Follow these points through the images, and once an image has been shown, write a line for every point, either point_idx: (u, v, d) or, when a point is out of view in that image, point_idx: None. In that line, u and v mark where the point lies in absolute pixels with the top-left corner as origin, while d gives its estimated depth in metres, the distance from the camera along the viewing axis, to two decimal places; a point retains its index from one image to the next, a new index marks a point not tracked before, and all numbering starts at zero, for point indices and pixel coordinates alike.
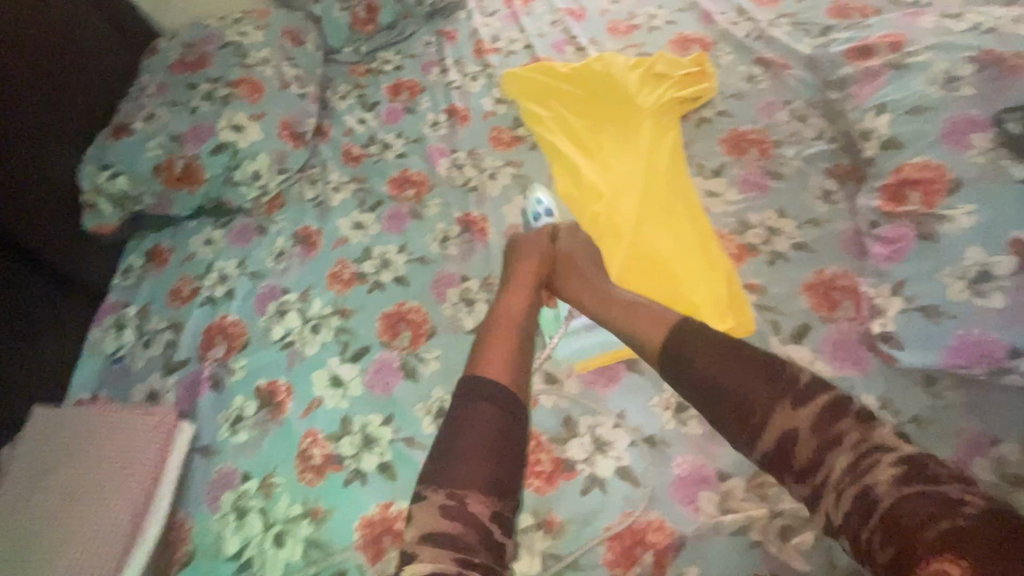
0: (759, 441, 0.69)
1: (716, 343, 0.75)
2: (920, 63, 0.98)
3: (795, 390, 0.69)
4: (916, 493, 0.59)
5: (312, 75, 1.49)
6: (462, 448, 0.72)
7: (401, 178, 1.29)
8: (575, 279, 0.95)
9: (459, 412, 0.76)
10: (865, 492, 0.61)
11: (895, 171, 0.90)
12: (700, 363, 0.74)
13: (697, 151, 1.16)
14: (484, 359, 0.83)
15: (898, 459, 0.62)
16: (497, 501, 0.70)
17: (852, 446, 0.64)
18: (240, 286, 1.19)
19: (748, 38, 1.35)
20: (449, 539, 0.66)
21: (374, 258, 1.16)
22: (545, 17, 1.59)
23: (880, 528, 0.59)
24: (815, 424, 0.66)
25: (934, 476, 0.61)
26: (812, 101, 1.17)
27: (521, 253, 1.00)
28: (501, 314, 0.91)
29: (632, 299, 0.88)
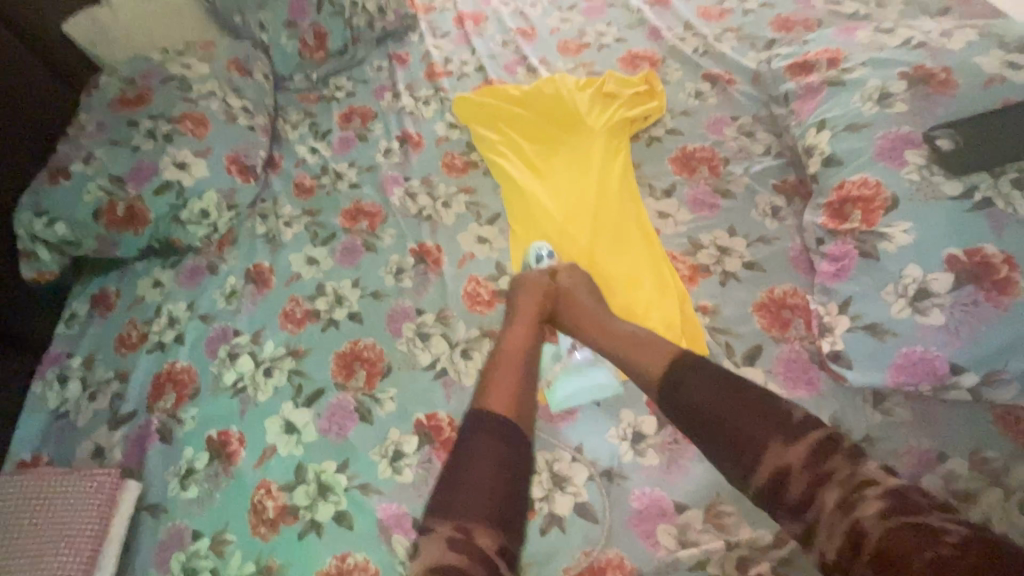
0: (755, 471, 0.70)
1: (715, 379, 0.76)
2: (855, 79, 0.99)
3: (787, 426, 0.71)
4: (905, 526, 0.61)
5: (260, 105, 1.46)
6: (471, 482, 0.73)
7: (354, 210, 1.26)
8: (574, 311, 0.94)
9: (467, 447, 0.76)
10: (856, 528, 0.63)
11: (837, 188, 0.91)
12: (702, 396, 0.75)
13: (647, 172, 1.17)
14: (491, 395, 0.83)
15: (886, 492, 0.64)
16: (501, 536, 0.71)
17: (842, 482, 0.66)
18: (188, 330, 1.15)
19: (695, 54, 1.36)
20: (454, 571, 0.66)
21: (328, 295, 1.13)
22: (497, 38, 1.58)
23: (874, 564, 0.60)
24: (807, 460, 0.68)
25: (915, 508, 0.63)
26: (757, 117, 1.19)
27: (525, 283, 0.98)
28: (506, 347, 0.90)
29: (633, 332, 0.88)
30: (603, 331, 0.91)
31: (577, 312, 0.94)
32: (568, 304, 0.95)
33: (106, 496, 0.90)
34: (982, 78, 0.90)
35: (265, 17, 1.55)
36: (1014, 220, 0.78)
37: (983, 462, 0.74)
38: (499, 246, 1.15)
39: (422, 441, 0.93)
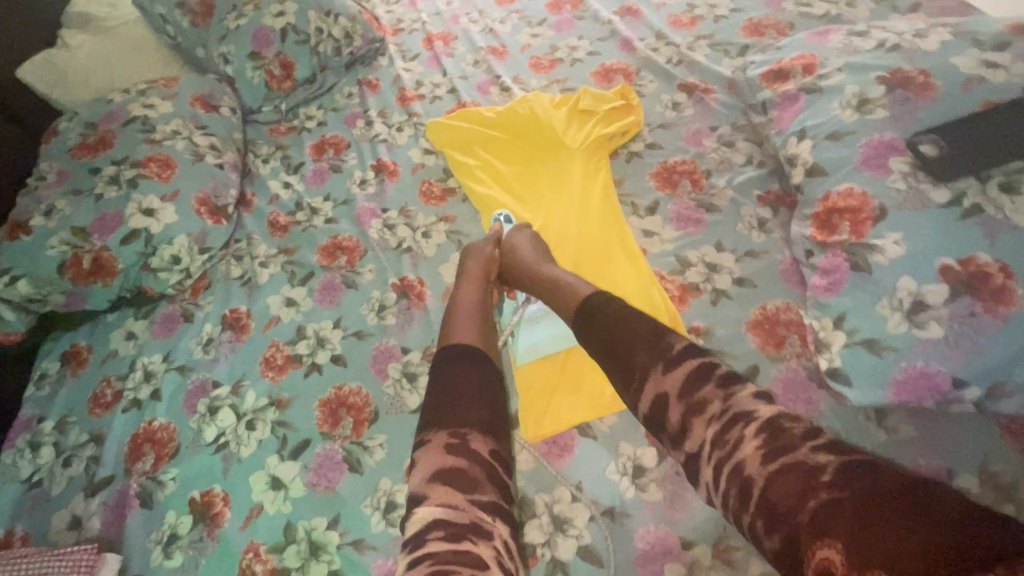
0: (641, 396, 0.73)
1: (607, 318, 0.80)
2: (833, 86, 0.97)
3: (667, 355, 0.73)
4: (782, 467, 0.61)
5: (229, 140, 1.42)
6: (456, 396, 0.74)
7: (332, 245, 1.22)
8: (520, 266, 1.00)
9: (442, 373, 0.78)
10: (740, 474, 0.64)
11: (822, 200, 0.89)
12: (598, 332, 0.80)
13: (629, 189, 1.14)
14: (451, 331, 0.85)
15: (760, 429, 0.65)
16: (494, 441, 0.72)
17: (716, 417, 0.68)
18: (165, 383, 1.10)
19: (669, 64, 1.34)
20: (456, 476, 0.67)
21: (309, 337, 1.09)
22: (468, 57, 1.56)
23: (762, 514, 0.61)
24: (682, 388, 0.71)
25: (790, 444, 0.63)
26: (737, 126, 1.17)
27: (472, 249, 1.04)
28: (458, 299, 0.93)
29: (557, 276, 0.93)
30: (539, 280, 0.95)
31: (519, 268, 0.99)
32: (514, 264, 1.01)
33: (83, 572, 0.85)
34: (960, 78, 0.88)
35: (228, 49, 1.52)
36: (1006, 226, 0.76)
37: (993, 475, 0.71)
38: None
39: None
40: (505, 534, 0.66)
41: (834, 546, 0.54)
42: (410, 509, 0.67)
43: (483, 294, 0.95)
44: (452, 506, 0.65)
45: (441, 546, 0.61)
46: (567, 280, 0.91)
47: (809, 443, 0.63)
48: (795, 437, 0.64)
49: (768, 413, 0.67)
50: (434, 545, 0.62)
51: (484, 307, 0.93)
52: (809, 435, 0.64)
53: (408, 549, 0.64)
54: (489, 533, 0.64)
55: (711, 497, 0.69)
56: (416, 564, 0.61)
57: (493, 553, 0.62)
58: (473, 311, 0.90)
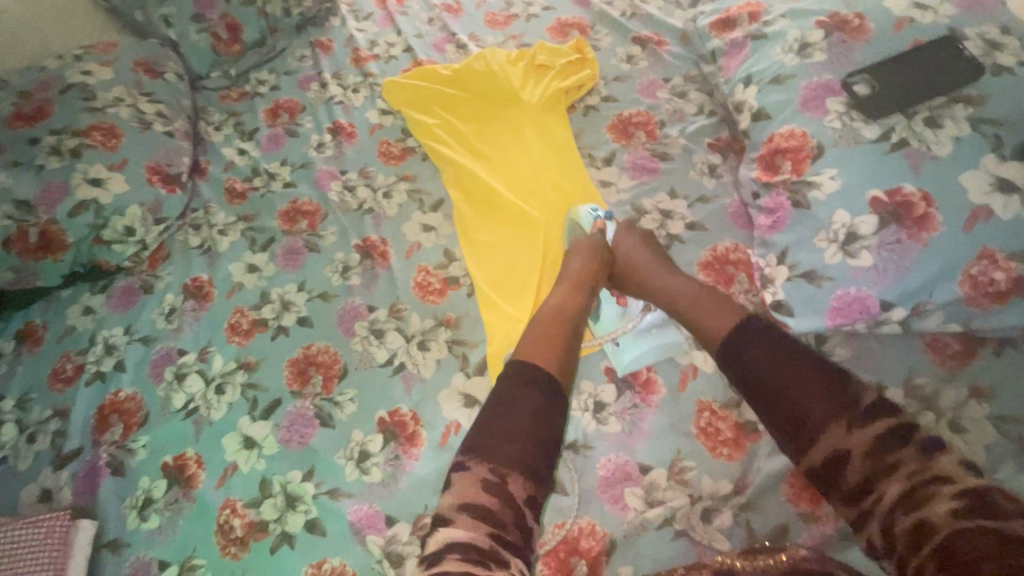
0: (811, 446, 0.70)
1: (783, 355, 0.74)
2: (776, 32, 1.00)
3: (855, 410, 0.69)
4: (980, 529, 0.58)
5: (177, 107, 1.37)
6: (513, 433, 0.73)
7: (292, 210, 1.21)
8: (639, 272, 0.94)
9: (522, 400, 0.76)
10: (918, 520, 0.62)
11: (767, 142, 0.94)
12: (770, 369, 0.74)
13: (587, 142, 1.16)
14: (537, 357, 0.81)
15: (962, 493, 0.62)
16: (533, 487, 0.73)
17: (912, 475, 0.65)
18: (129, 354, 1.09)
19: (623, 17, 1.34)
20: (487, 512, 0.69)
21: (273, 301, 1.09)
22: (422, 15, 1.52)
23: (934, 557, 0.59)
24: (870, 449, 0.67)
25: (1004, 513, 0.59)
26: (689, 76, 1.20)
27: (577, 246, 0.97)
28: (555, 313, 0.88)
29: (697, 294, 0.86)
30: (671, 295, 0.89)
31: (643, 278, 0.93)
32: (632, 272, 0.95)
33: (59, 539, 0.86)
34: (892, 20, 0.91)
35: (169, 11, 1.45)
36: (929, 157, 0.81)
37: (915, 387, 0.78)
38: (445, 232, 1.13)
39: (388, 438, 0.92)
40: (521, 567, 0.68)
41: None
42: (436, 526, 0.70)
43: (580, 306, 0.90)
44: (476, 532, 0.68)
45: (458, 566, 0.64)
46: (714, 301, 0.84)
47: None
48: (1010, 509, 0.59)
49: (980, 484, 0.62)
50: (451, 561, 0.65)
51: (576, 323, 0.88)
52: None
53: (425, 563, 0.67)
54: (506, 563, 0.66)
55: (878, 548, 0.66)
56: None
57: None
58: (567, 329, 0.86)
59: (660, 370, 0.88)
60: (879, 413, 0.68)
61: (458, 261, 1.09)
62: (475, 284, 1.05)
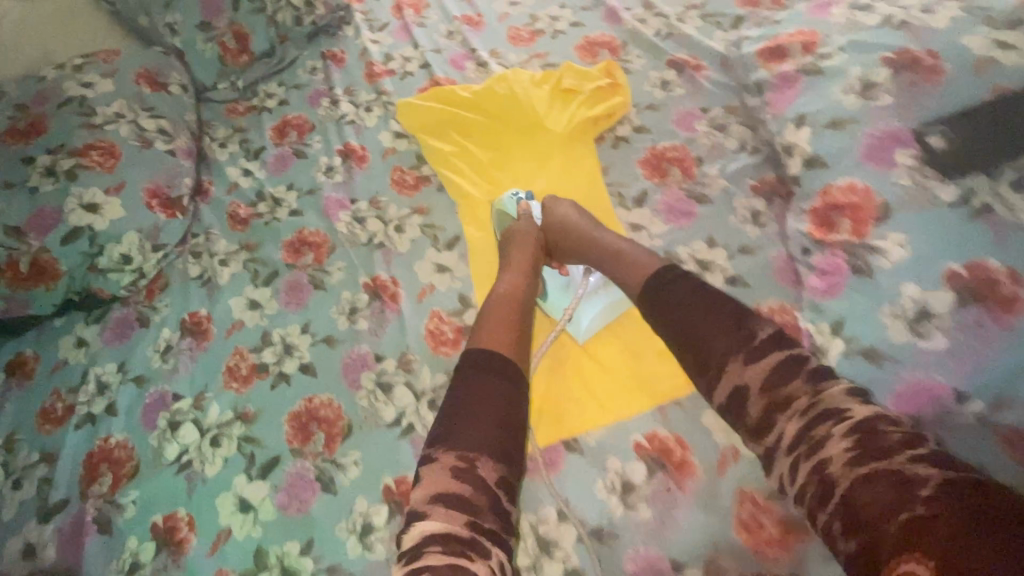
0: (717, 385, 0.72)
1: (689, 302, 0.76)
2: (835, 67, 0.90)
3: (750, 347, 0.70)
4: (873, 475, 0.60)
5: (180, 123, 1.29)
6: (470, 409, 0.72)
7: (297, 241, 1.13)
8: (565, 234, 0.96)
9: (473, 376, 0.75)
10: (820, 473, 0.63)
11: (822, 194, 0.84)
12: (676, 315, 0.76)
13: (616, 179, 1.07)
14: (483, 332, 0.82)
15: (851, 430, 0.63)
16: (504, 466, 0.70)
17: (803, 412, 0.66)
18: (122, 395, 1.02)
19: (657, 37, 1.24)
20: (460, 500, 0.67)
21: (275, 344, 1.02)
22: (440, 28, 1.43)
23: (841, 516, 0.60)
24: (763, 383, 0.69)
25: (888, 450, 0.61)
26: (730, 107, 1.10)
27: (515, 231, 0.98)
28: (500, 291, 0.89)
29: (619, 248, 0.89)
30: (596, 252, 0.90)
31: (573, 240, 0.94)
32: (564, 234, 0.96)
33: None
34: (970, 61, 0.81)
35: (174, 18, 1.37)
36: (1015, 228, 0.72)
37: None
38: (461, 274, 1.05)
39: (393, 510, 0.85)
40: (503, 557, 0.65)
41: (924, 563, 0.53)
42: (411, 521, 0.67)
43: (523, 285, 0.90)
44: (453, 525, 0.65)
45: (439, 560, 0.61)
46: (631, 250, 0.86)
47: (908, 452, 0.61)
48: (893, 442, 0.61)
49: (864, 415, 0.64)
50: (432, 557, 0.62)
51: (525, 297, 0.89)
52: (909, 443, 0.61)
53: (403, 560, 0.64)
54: (487, 552, 0.64)
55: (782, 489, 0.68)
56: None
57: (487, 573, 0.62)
58: (514, 304, 0.87)
59: (696, 451, 0.80)
60: (772, 348, 0.70)
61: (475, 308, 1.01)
62: None
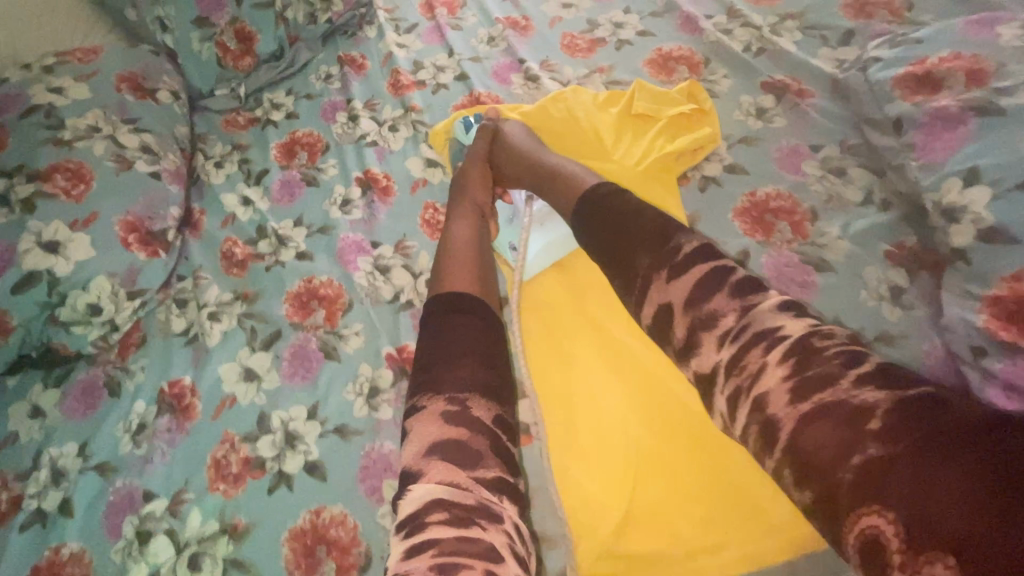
0: (642, 305, 0.65)
1: (609, 216, 0.71)
2: (1022, 107, 0.70)
3: (669, 260, 0.64)
4: (819, 411, 0.52)
5: (169, 138, 1.08)
6: (442, 356, 0.67)
7: (304, 293, 0.92)
8: (514, 170, 0.91)
9: (434, 325, 0.71)
10: (763, 414, 0.54)
11: (1011, 280, 0.64)
12: (602, 232, 0.71)
13: (706, 232, 0.86)
14: (446, 277, 0.78)
15: (787, 354, 0.55)
16: (498, 405, 0.66)
17: (732, 336, 0.58)
18: (80, 489, 0.81)
19: (747, 53, 1.03)
20: (456, 447, 0.60)
21: (274, 431, 0.81)
22: (480, 31, 1.21)
23: (790, 463, 0.52)
24: (687, 299, 0.61)
25: (831, 377, 0.53)
26: (848, 146, 0.89)
27: (468, 173, 0.93)
28: (451, 235, 0.85)
29: (554, 165, 0.85)
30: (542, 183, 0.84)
31: (514, 162, 0.90)
32: (506, 157, 0.92)
33: None
34: None
35: (166, 12, 1.15)
36: None
37: None
38: None
39: None
40: (514, 514, 0.58)
41: (886, 515, 0.47)
42: (404, 486, 0.59)
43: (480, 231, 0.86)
44: (455, 484, 0.57)
45: (445, 532, 0.54)
46: (567, 169, 0.83)
47: (852, 374, 0.53)
48: (834, 364, 0.54)
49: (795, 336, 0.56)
50: (436, 529, 0.54)
51: (481, 237, 0.86)
52: (850, 361, 0.53)
53: (403, 533, 0.56)
54: (499, 516, 0.57)
55: (724, 427, 0.60)
56: (417, 550, 0.53)
57: (503, 538, 0.55)
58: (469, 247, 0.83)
59: None
60: (698, 257, 0.63)
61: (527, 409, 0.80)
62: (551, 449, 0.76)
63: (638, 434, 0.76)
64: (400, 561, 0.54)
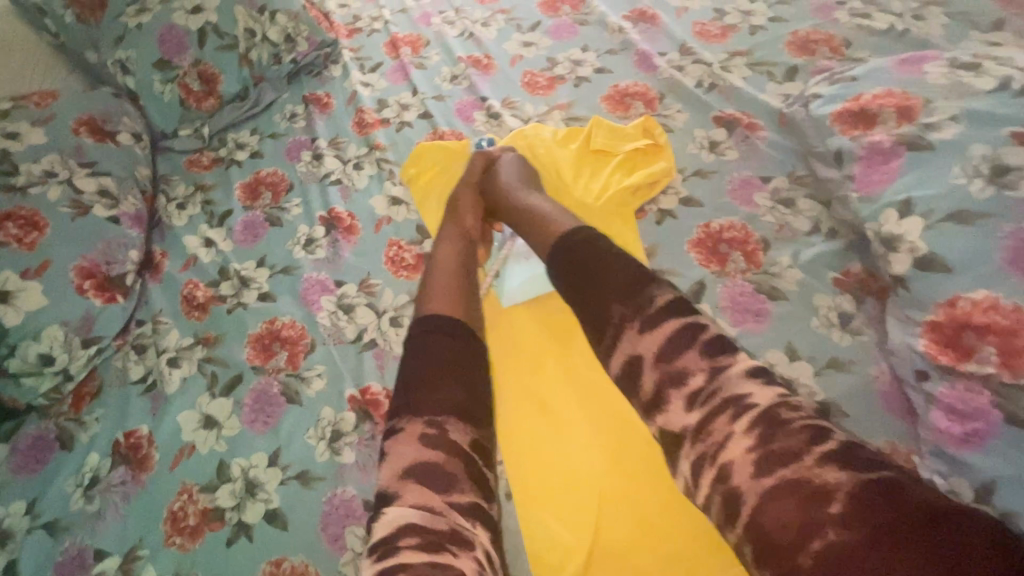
0: (613, 354, 0.68)
1: (586, 262, 0.73)
2: (949, 141, 0.74)
3: (644, 312, 0.67)
4: (779, 489, 0.54)
5: (129, 180, 1.06)
6: (425, 378, 0.68)
7: (267, 335, 0.91)
8: (502, 193, 0.91)
9: (411, 347, 0.71)
10: (726, 485, 0.57)
11: (947, 306, 0.66)
12: (577, 277, 0.73)
13: (664, 263, 0.88)
14: (431, 299, 0.77)
15: (753, 421, 0.58)
16: (476, 430, 0.67)
17: (700, 397, 0.61)
18: (27, 551, 0.77)
19: (699, 89, 1.07)
20: (432, 470, 0.62)
21: (233, 481, 0.79)
22: (443, 70, 1.23)
23: (751, 540, 0.54)
24: (658, 353, 0.65)
25: (794, 452, 0.55)
26: (796, 177, 0.92)
27: (460, 198, 0.93)
28: (436, 260, 0.84)
29: (533, 204, 0.86)
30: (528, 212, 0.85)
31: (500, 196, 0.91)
32: (493, 190, 0.92)
33: None
34: None
35: (126, 54, 1.16)
36: None
37: None
38: None
39: None
40: (486, 541, 0.60)
41: None
42: (379, 509, 0.61)
43: (467, 257, 0.85)
44: (429, 510, 0.59)
45: (417, 558, 0.55)
46: (547, 210, 0.84)
47: (815, 451, 0.55)
48: (798, 440, 0.56)
49: (764, 401, 0.59)
50: (409, 555, 0.56)
51: (466, 257, 0.85)
52: (813, 439, 0.56)
53: (375, 556, 0.57)
54: (470, 542, 0.58)
55: (688, 493, 0.62)
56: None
57: (474, 565, 0.56)
58: (448, 269, 0.82)
59: None
60: (672, 312, 0.66)
61: None
62: (516, 485, 0.77)
63: (600, 468, 0.77)
64: None
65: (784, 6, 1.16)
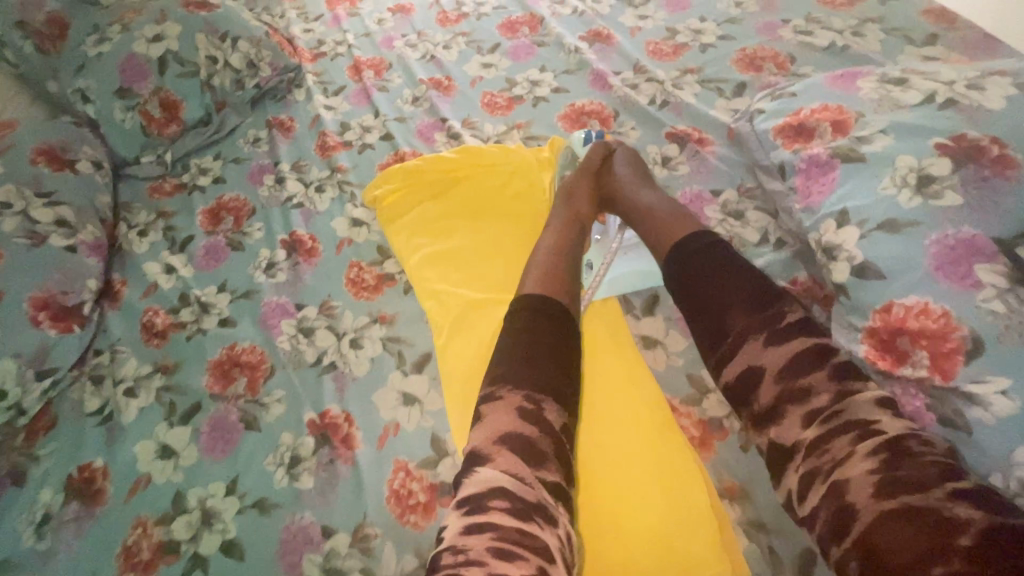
0: (729, 359, 0.70)
1: (716, 268, 0.74)
2: (879, 154, 0.77)
3: (772, 326, 0.68)
4: (901, 512, 0.54)
5: (89, 209, 1.06)
6: (536, 356, 0.70)
7: (226, 361, 0.91)
8: (621, 191, 0.93)
9: (527, 323, 0.73)
10: (840, 499, 0.58)
11: (883, 313, 0.69)
12: (697, 279, 0.74)
13: None
14: (549, 280, 0.79)
15: (878, 446, 0.58)
16: (566, 413, 0.69)
17: (822, 416, 0.62)
18: None
19: (652, 105, 1.10)
20: (528, 445, 0.64)
21: (190, 512, 0.78)
22: (405, 92, 1.26)
23: (857, 554, 0.55)
24: (782, 369, 0.66)
25: (921, 481, 0.55)
26: (745, 190, 0.95)
27: (577, 186, 0.96)
28: (552, 242, 0.87)
29: (650, 206, 0.88)
30: (647, 214, 0.87)
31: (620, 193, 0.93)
32: (614, 186, 0.95)
33: None
34: None
35: (87, 83, 1.16)
36: None
37: None
38: (433, 406, 0.85)
39: None
40: (568, 522, 0.62)
41: None
42: (471, 467, 0.63)
43: (575, 242, 0.88)
44: (521, 480, 0.61)
45: (507, 521, 0.58)
46: (667, 213, 0.85)
47: (945, 486, 0.55)
48: (929, 472, 0.56)
49: (892, 430, 0.59)
50: (498, 516, 0.58)
51: (575, 244, 0.88)
52: (946, 474, 0.56)
53: (463, 510, 0.60)
54: (555, 520, 0.60)
55: (791, 508, 0.63)
56: (479, 530, 0.57)
57: (557, 542, 0.59)
58: (559, 254, 0.84)
59: None
60: (799, 330, 0.68)
61: (450, 456, 0.80)
62: None
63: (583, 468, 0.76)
64: (457, 535, 0.58)
65: (733, 24, 1.20)
